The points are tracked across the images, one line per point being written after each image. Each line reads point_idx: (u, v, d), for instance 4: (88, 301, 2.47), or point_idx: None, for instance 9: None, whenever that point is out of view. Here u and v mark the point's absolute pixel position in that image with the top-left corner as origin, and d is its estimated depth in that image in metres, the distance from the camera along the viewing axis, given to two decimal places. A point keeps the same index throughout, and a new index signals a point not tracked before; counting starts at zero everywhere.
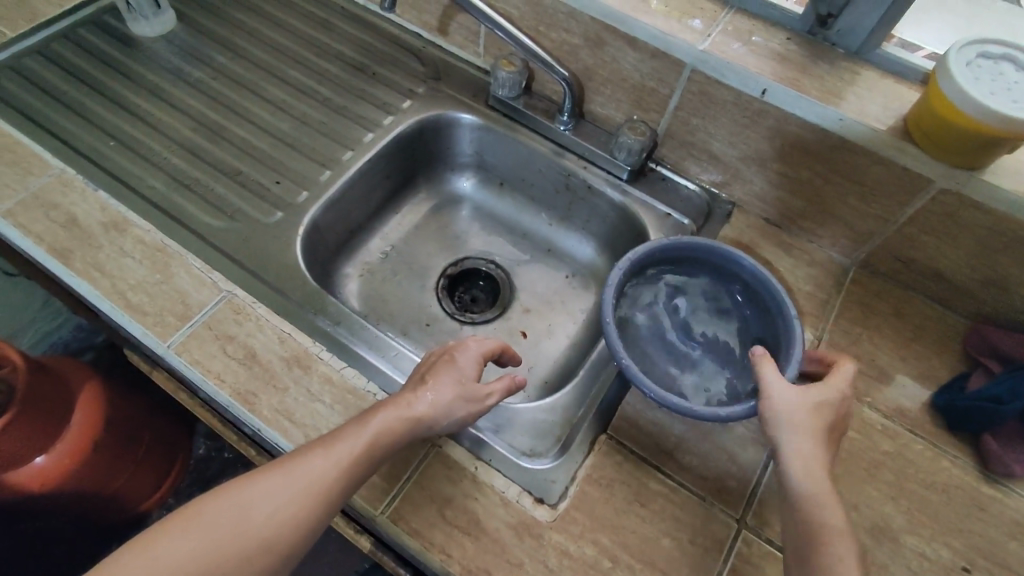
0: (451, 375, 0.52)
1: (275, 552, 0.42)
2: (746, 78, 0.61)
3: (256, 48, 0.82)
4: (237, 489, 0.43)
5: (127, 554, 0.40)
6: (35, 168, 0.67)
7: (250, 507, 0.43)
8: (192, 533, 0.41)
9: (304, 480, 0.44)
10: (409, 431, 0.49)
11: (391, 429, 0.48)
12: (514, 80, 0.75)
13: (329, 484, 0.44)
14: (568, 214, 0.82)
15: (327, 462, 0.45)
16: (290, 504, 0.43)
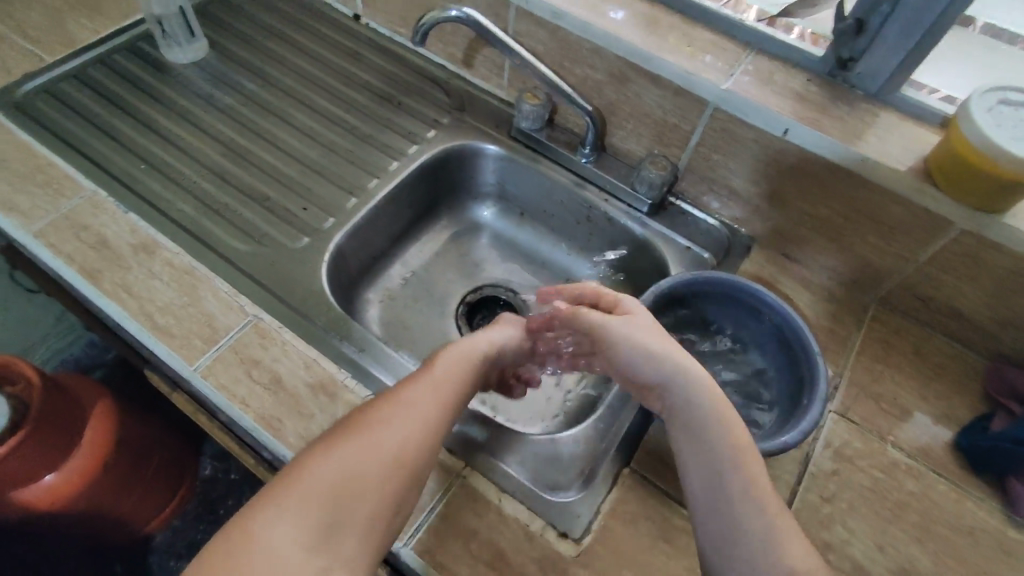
0: (504, 321, 0.61)
1: (413, 458, 0.47)
2: (769, 117, 0.62)
3: (286, 77, 0.84)
4: (358, 427, 0.47)
5: (286, 509, 0.42)
6: (68, 189, 0.68)
7: (375, 433, 0.47)
8: (332, 464, 0.45)
9: (415, 397, 0.50)
10: (482, 366, 0.56)
11: (468, 357, 0.55)
12: (537, 113, 0.76)
13: (437, 395, 0.51)
14: (588, 245, 0.83)
15: (428, 391, 0.51)
16: (413, 428, 0.48)
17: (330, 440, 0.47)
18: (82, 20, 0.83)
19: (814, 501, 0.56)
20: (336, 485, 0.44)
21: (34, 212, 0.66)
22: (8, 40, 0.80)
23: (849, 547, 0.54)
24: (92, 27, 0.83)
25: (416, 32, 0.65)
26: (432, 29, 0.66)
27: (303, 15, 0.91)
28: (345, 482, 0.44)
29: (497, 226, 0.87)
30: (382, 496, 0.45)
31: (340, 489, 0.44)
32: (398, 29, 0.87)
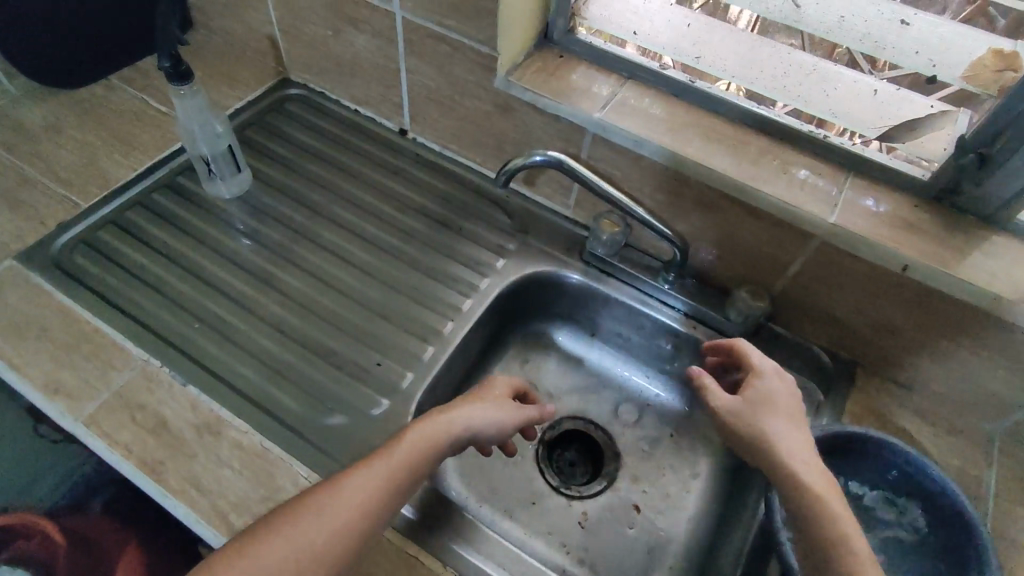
0: (481, 399, 0.59)
1: (332, 561, 0.44)
2: (884, 253, 0.58)
3: (335, 204, 0.79)
4: (281, 526, 0.44)
5: None
6: (117, 361, 0.62)
7: (308, 527, 0.45)
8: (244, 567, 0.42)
9: (359, 489, 0.47)
10: (441, 449, 0.53)
11: (426, 439, 0.52)
12: (615, 240, 0.71)
13: (378, 489, 0.48)
14: (669, 368, 0.77)
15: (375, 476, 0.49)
16: (343, 517, 0.46)
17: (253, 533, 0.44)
18: (115, 155, 0.78)
19: None
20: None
21: (83, 393, 0.60)
22: (39, 186, 0.74)
23: None
24: (127, 163, 0.77)
25: (501, 175, 0.65)
26: (515, 173, 0.66)
27: (344, 131, 0.87)
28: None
29: (567, 349, 0.81)
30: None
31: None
32: (450, 145, 0.82)
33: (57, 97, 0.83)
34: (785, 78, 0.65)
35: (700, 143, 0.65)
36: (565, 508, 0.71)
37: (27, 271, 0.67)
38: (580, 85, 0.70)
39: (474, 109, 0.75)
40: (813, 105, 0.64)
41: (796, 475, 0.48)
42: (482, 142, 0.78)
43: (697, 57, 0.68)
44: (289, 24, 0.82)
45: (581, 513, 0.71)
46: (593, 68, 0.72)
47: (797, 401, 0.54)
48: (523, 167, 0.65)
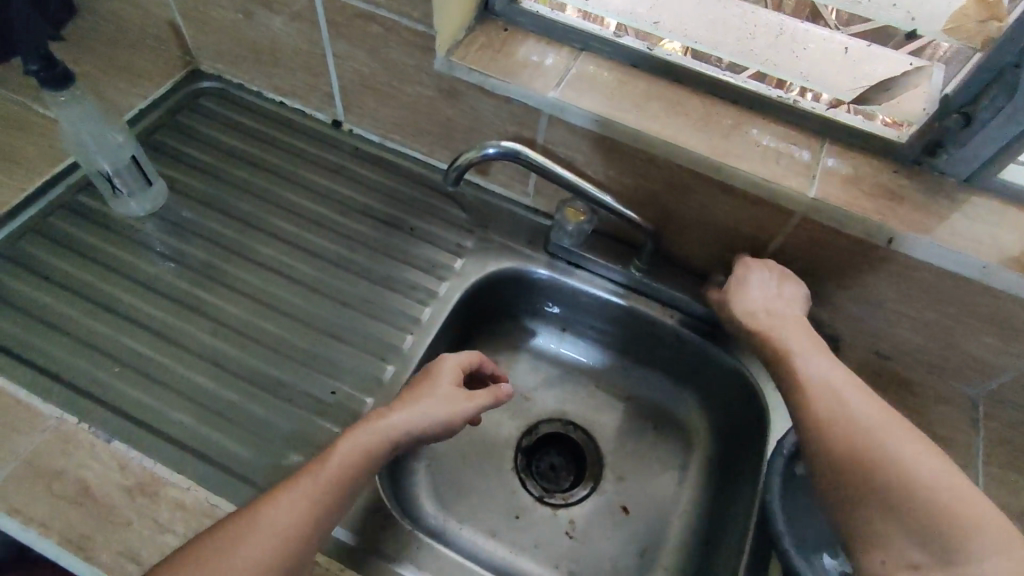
0: (427, 395, 0.54)
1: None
2: (868, 227, 0.55)
3: (266, 213, 0.70)
4: (207, 551, 0.42)
5: None
6: (23, 422, 0.53)
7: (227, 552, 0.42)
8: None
9: (278, 515, 0.44)
10: (375, 458, 0.49)
11: (357, 450, 0.49)
12: (582, 229, 0.66)
13: (302, 511, 0.45)
14: (646, 357, 0.73)
15: (307, 485, 0.47)
16: (265, 542, 0.43)
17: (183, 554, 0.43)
18: None
19: None
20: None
21: None
22: None
23: None
24: (13, 182, 0.66)
25: (450, 171, 0.59)
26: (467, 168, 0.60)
27: (270, 127, 0.77)
28: None
29: (537, 346, 0.76)
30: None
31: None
32: (391, 135, 0.74)
33: None
34: (751, 40, 0.61)
35: (666, 119, 0.60)
36: (551, 519, 0.66)
37: None
38: (530, 60, 0.63)
39: (414, 94, 0.67)
40: (782, 69, 0.60)
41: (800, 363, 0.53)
42: (426, 130, 0.71)
43: (657, 23, 0.63)
44: (191, 7, 0.72)
45: (568, 521, 0.66)
46: (543, 41, 0.65)
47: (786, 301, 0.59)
48: (477, 159, 0.59)
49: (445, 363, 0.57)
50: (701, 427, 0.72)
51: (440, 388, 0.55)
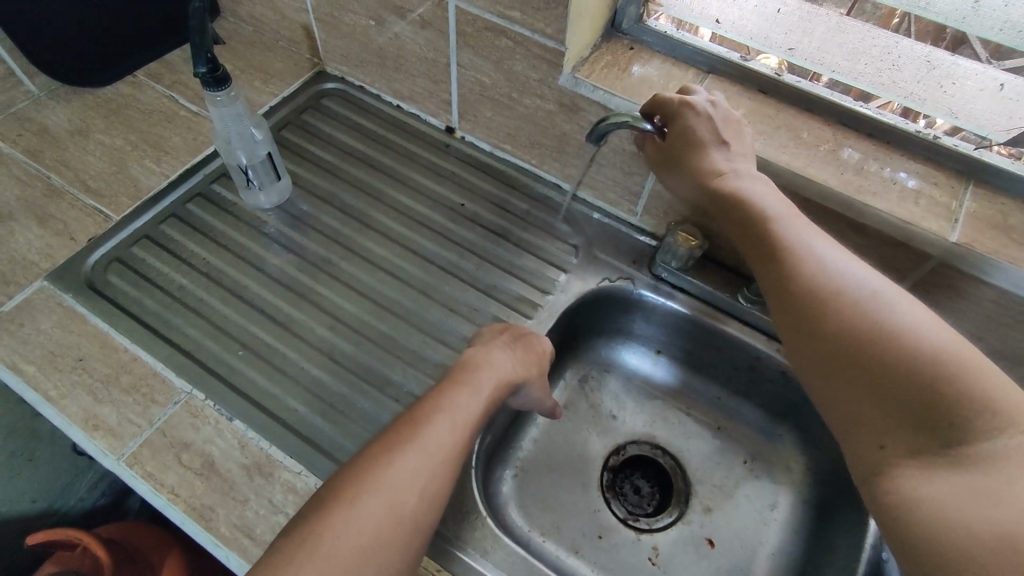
0: (534, 359, 0.59)
1: (431, 505, 0.45)
2: (1015, 279, 0.52)
3: (380, 212, 0.73)
4: (387, 475, 0.44)
5: (303, 554, 0.40)
6: (159, 394, 0.57)
7: (402, 484, 0.44)
8: (343, 527, 0.41)
9: (439, 451, 0.47)
10: (495, 403, 0.54)
11: (483, 399, 0.52)
12: (691, 254, 0.64)
13: (456, 447, 0.48)
14: (746, 390, 0.71)
15: (447, 428, 0.48)
16: (433, 468, 0.46)
17: (338, 501, 0.43)
18: (147, 161, 0.73)
19: None
20: (356, 553, 0.41)
21: (124, 429, 0.55)
22: (66, 196, 0.69)
23: None
24: (159, 169, 0.72)
25: (603, 124, 0.55)
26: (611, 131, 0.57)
27: (386, 130, 0.80)
28: (380, 535, 0.42)
29: (628, 366, 0.75)
30: (400, 555, 0.42)
31: (362, 551, 0.41)
32: (503, 145, 0.76)
33: (80, 97, 0.77)
34: (895, 71, 0.57)
35: (796, 149, 0.58)
36: (634, 543, 0.66)
37: (60, 292, 0.63)
38: (654, 81, 0.62)
39: (533, 108, 0.68)
40: (930, 105, 0.57)
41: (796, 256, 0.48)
42: (540, 143, 0.72)
43: (791, 50, 0.61)
44: (326, 13, 0.75)
45: (651, 547, 0.65)
46: (668, 61, 0.64)
47: (770, 188, 0.52)
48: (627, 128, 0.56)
49: (544, 343, 0.61)
50: (798, 468, 0.69)
51: (545, 370, 0.60)
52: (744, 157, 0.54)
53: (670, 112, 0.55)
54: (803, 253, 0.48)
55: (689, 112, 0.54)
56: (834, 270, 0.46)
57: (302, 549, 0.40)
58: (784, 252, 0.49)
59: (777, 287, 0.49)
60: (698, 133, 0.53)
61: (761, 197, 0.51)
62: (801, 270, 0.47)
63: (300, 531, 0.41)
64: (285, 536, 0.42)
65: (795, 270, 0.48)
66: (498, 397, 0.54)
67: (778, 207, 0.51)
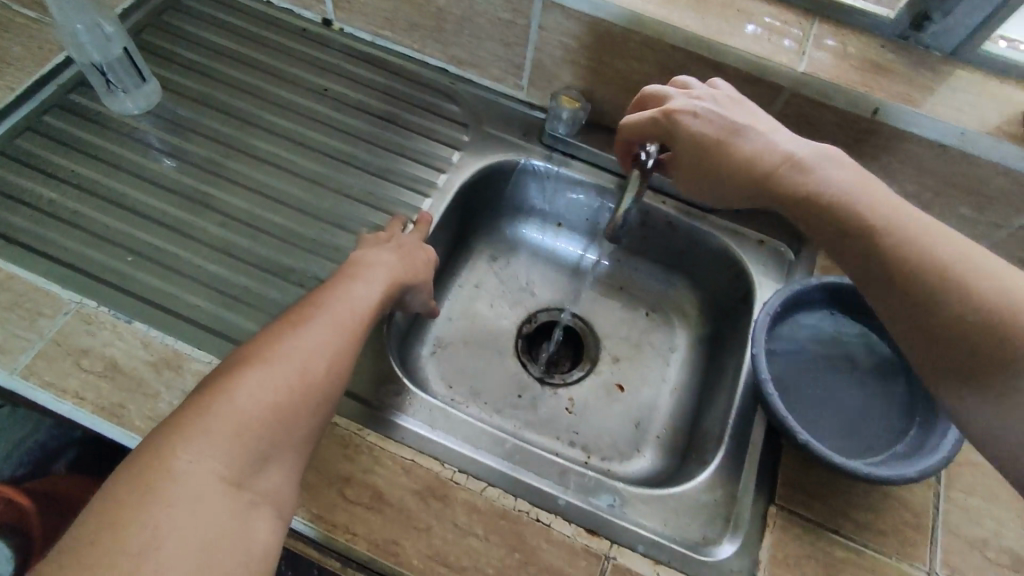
0: (422, 257, 0.61)
1: (339, 376, 0.45)
2: (853, 98, 0.57)
3: (264, 111, 0.70)
4: (296, 351, 0.43)
5: (208, 405, 0.38)
6: (44, 307, 0.55)
7: (309, 353, 0.44)
8: (256, 384, 0.40)
9: (343, 332, 0.47)
10: (389, 294, 0.54)
11: (376, 288, 0.53)
12: (575, 117, 0.68)
13: (356, 326, 0.49)
14: (640, 248, 0.76)
15: (348, 310, 0.49)
16: (337, 340, 0.46)
17: (247, 363, 0.41)
18: None
19: (957, 496, 0.56)
20: (265, 410, 0.39)
21: (12, 345, 0.53)
22: None
23: (1004, 539, 0.54)
24: (3, 82, 0.66)
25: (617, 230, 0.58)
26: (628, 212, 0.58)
27: (259, 28, 0.76)
28: (288, 406, 0.40)
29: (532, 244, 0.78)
30: (307, 420, 0.41)
31: (277, 404, 0.40)
32: (383, 32, 0.74)
33: None
34: None
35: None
36: (553, 398, 0.70)
37: None
38: None
39: None
40: None
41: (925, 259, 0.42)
42: (419, 25, 0.71)
43: None
44: None
45: (568, 399, 0.70)
46: None
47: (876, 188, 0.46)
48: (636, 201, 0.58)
49: (429, 251, 0.62)
50: (692, 311, 0.75)
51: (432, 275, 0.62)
52: (810, 148, 0.50)
53: (661, 131, 0.55)
54: (904, 245, 0.43)
55: (684, 118, 0.53)
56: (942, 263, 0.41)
57: (214, 399, 0.38)
58: (882, 248, 0.44)
59: (880, 290, 0.44)
60: (704, 134, 0.52)
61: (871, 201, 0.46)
62: (896, 266, 0.43)
63: (206, 387, 0.39)
64: (189, 398, 0.39)
65: (891, 268, 0.43)
66: (392, 289, 0.55)
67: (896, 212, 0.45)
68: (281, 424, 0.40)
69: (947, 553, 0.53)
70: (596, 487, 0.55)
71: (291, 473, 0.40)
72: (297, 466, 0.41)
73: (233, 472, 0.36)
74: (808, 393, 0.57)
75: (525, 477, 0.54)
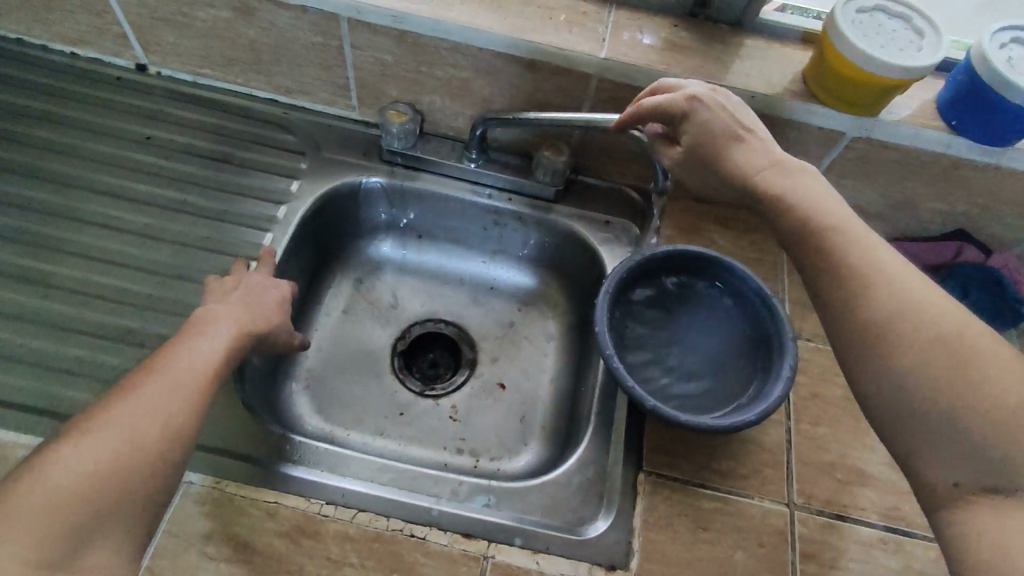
0: (277, 296, 0.59)
1: (181, 434, 0.43)
2: (654, 76, 0.61)
3: (81, 169, 0.67)
4: (129, 414, 0.42)
5: (19, 486, 0.36)
6: None
7: (143, 414, 0.42)
8: (74, 457, 0.38)
9: (188, 387, 0.45)
10: (241, 341, 0.52)
11: (227, 338, 0.51)
12: (408, 129, 0.68)
13: (203, 378, 0.47)
14: (501, 246, 0.77)
15: (192, 362, 0.47)
16: (177, 396, 0.44)
17: (64, 436, 0.40)
18: None
19: (806, 427, 0.60)
20: (80, 484, 0.37)
21: None
22: None
23: (849, 458, 0.59)
24: None
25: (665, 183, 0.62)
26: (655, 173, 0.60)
27: (66, 82, 0.72)
28: (113, 476, 0.39)
29: (395, 261, 0.78)
30: (137, 487, 0.40)
31: (96, 477, 0.38)
32: (201, 71, 0.72)
33: None
34: None
35: (461, 4, 0.61)
36: (435, 409, 0.70)
37: None
38: None
39: (209, 20, 0.65)
40: None
41: (859, 254, 0.43)
42: (235, 58, 0.69)
43: None
44: None
45: (450, 407, 0.70)
46: None
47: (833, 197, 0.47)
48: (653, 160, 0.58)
49: (283, 289, 0.61)
50: (560, 298, 0.77)
51: (287, 315, 0.60)
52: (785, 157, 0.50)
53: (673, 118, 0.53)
54: (845, 244, 0.44)
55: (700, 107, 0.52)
56: (905, 277, 0.42)
57: (25, 481, 0.37)
58: (823, 241, 0.45)
59: (813, 275, 0.45)
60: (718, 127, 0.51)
61: (817, 199, 0.47)
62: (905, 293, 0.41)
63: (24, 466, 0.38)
64: None
65: (906, 290, 0.41)
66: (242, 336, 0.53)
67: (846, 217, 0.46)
68: (103, 498, 0.38)
69: (802, 482, 0.57)
70: (470, 491, 0.55)
71: (121, 545, 0.38)
72: (132, 542, 0.39)
73: (40, 556, 0.35)
74: (660, 360, 0.60)
75: (400, 497, 0.54)
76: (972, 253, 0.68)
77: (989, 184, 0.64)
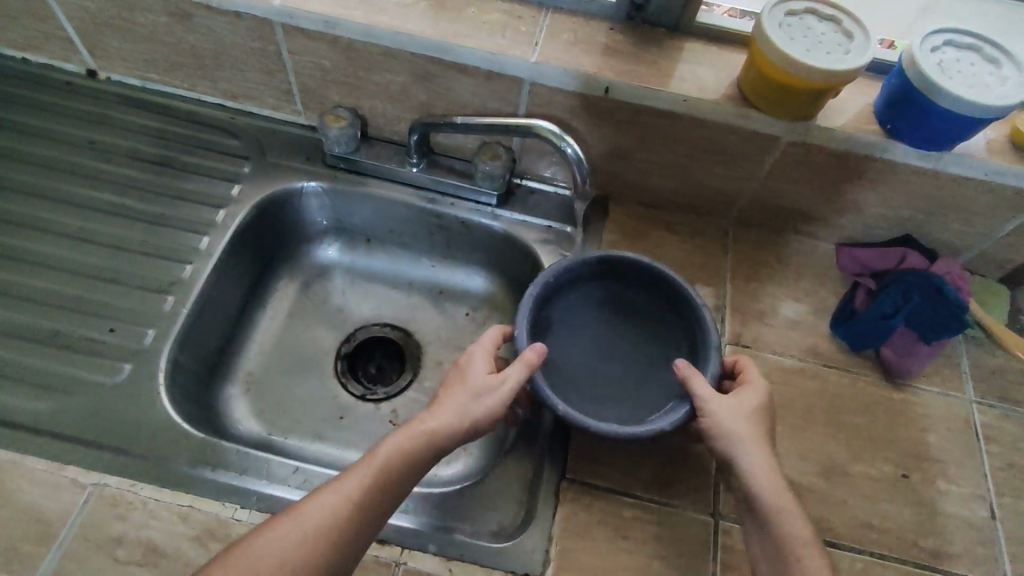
0: (461, 390, 0.52)
1: None
2: (586, 81, 0.60)
3: (29, 175, 0.68)
4: (249, 560, 0.42)
5: None
6: None
7: (264, 563, 0.42)
8: None
9: (314, 526, 0.44)
10: (405, 459, 0.48)
11: (404, 452, 0.48)
12: (348, 134, 0.68)
13: (338, 525, 0.44)
14: (449, 251, 0.77)
15: (331, 499, 0.45)
16: (309, 547, 0.43)
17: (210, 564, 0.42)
18: None
19: None
20: None
21: None
22: None
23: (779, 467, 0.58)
24: None
25: (586, 185, 0.59)
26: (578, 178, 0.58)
27: (19, 88, 0.73)
28: None
29: (344, 265, 0.78)
30: None
31: None
32: (149, 76, 0.72)
33: None
34: None
35: (394, 9, 0.61)
36: (375, 413, 0.69)
37: None
38: None
39: (150, 26, 0.65)
40: None
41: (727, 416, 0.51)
42: (180, 63, 0.69)
43: None
44: None
45: (391, 412, 0.69)
46: None
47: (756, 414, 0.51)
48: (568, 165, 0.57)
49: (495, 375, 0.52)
50: (509, 303, 0.76)
51: (469, 413, 0.50)
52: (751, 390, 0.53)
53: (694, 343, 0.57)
54: (719, 412, 0.51)
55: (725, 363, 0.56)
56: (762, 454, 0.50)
57: None
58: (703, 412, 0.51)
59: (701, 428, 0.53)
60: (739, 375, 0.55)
61: (737, 410, 0.51)
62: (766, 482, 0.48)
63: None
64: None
65: (760, 475, 0.49)
66: (405, 469, 0.48)
67: (752, 409, 0.51)
68: None
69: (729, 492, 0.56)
70: None
71: None
72: None
73: None
74: (584, 357, 0.60)
75: None
76: (916, 259, 0.67)
77: (931, 189, 0.62)
